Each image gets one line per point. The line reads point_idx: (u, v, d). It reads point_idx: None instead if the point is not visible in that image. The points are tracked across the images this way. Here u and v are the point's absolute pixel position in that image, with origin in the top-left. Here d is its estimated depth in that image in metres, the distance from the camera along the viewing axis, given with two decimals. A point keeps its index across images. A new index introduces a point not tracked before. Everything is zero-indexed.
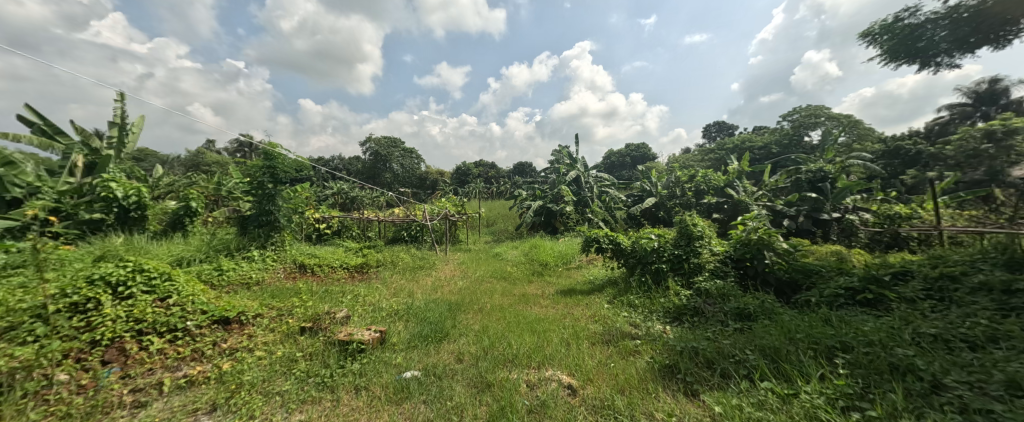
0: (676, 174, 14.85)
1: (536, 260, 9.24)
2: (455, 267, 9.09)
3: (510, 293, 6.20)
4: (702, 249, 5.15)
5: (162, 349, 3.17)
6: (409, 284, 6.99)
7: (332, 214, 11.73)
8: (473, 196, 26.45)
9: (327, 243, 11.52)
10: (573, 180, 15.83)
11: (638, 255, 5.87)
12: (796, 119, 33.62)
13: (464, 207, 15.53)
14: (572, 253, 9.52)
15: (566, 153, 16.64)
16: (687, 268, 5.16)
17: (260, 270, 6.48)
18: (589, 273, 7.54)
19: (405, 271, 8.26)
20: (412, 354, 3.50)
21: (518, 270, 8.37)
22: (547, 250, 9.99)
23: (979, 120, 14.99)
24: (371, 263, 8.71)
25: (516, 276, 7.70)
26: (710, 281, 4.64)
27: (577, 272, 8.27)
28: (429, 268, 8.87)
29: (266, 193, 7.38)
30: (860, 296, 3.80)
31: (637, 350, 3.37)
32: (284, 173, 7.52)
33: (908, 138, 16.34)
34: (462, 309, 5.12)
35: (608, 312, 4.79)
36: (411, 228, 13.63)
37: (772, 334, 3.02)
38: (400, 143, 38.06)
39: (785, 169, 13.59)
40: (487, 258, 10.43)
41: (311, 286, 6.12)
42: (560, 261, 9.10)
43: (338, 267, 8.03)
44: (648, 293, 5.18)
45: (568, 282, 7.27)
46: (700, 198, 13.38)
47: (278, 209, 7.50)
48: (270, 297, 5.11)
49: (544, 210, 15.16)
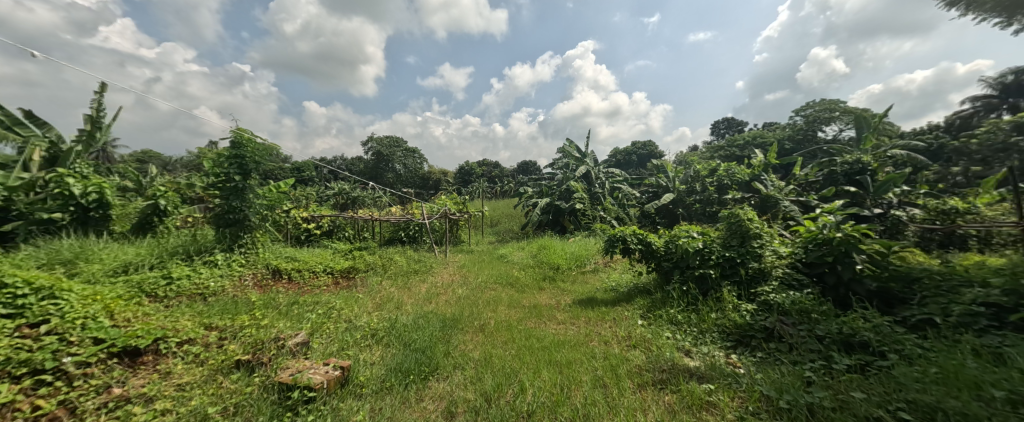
0: (695, 168, 13.73)
1: (546, 263, 8.17)
2: (455, 272, 8.04)
3: (519, 304, 5.16)
4: (762, 249, 4.05)
5: (12, 404, 2.16)
6: (399, 293, 5.96)
7: (322, 213, 10.69)
8: (476, 195, 25.42)
9: (316, 245, 10.53)
10: (583, 176, 14.75)
11: (675, 258, 4.78)
12: (809, 113, 32.24)
13: (466, 205, 14.51)
14: (586, 255, 8.44)
15: (575, 148, 15.58)
16: (745, 275, 4.05)
17: (221, 277, 5.45)
18: (611, 280, 6.46)
19: (397, 276, 7.25)
20: (382, 405, 2.46)
21: (525, 274, 7.31)
22: (558, 251, 8.90)
23: (1006, 112, 13.31)
24: (360, 267, 7.68)
25: (524, 282, 6.66)
26: (783, 293, 3.55)
27: (594, 277, 7.22)
28: (425, 272, 7.82)
29: (232, 186, 6.31)
30: (1012, 316, 2.70)
31: (711, 402, 2.30)
32: (254, 164, 6.48)
33: (927, 132, 15.41)
34: (460, 327, 4.08)
35: (646, 333, 3.73)
36: (409, 228, 12.65)
37: (933, 389, 1.95)
38: (401, 142, 37.14)
39: (817, 162, 12.65)
40: (490, 261, 9.36)
41: (278, 297, 5.09)
42: (574, 264, 8.03)
43: (321, 272, 7.01)
44: (695, 307, 4.10)
45: (585, 290, 6.21)
46: (723, 193, 12.25)
47: (250, 205, 6.45)
48: (219, 313, 4.09)
49: (552, 208, 14.10)
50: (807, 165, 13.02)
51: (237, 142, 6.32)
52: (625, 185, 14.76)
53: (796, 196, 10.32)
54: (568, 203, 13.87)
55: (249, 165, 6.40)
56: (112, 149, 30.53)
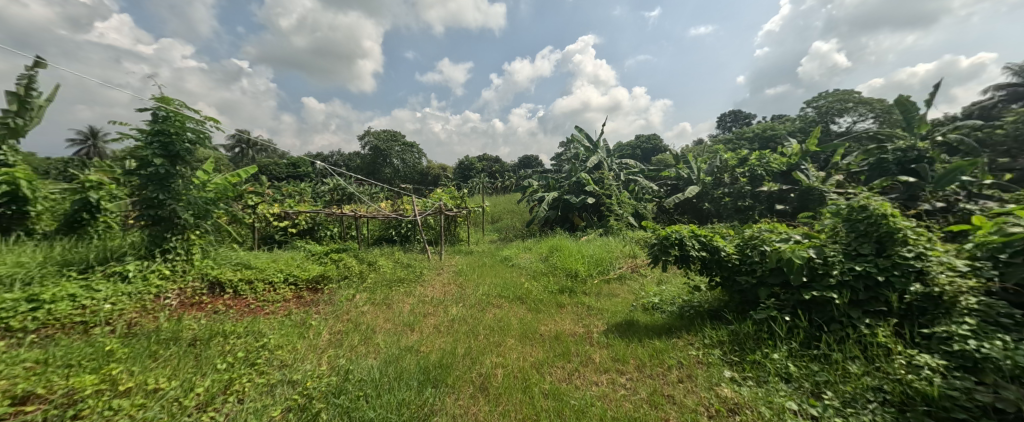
0: (721, 158, 12.21)
1: (562, 269, 6.70)
2: (450, 280, 6.55)
3: (537, 334, 3.71)
4: (926, 263, 2.56)
5: None
6: (375, 315, 4.51)
7: (298, 209, 9.24)
8: (476, 191, 23.98)
9: (289, 246, 9.06)
10: (595, 168, 13.33)
11: (763, 272, 3.30)
12: (822, 104, 30.65)
13: (465, 201, 13.07)
14: (608, 259, 6.99)
15: (584, 136, 14.12)
16: (898, 303, 2.58)
17: (127, 299, 3.99)
18: (650, 295, 5.01)
19: (377, 288, 5.78)
20: None
21: (538, 284, 5.84)
22: (574, 254, 7.42)
23: None
24: (332, 275, 6.20)
25: (537, 296, 5.21)
26: (999, 340, 2.08)
27: (622, 290, 5.78)
28: (413, 282, 6.34)
29: (151, 171, 4.70)
30: None
31: None
32: (182, 145, 4.87)
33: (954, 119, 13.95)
34: (450, 384, 2.67)
35: (757, 408, 2.27)
36: (401, 227, 11.28)
37: None
38: (400, 136, 35.66)
39: (861, 149, 11.18)
40: (493, 265, 7.92)
41: (199, 327, 3.64)
42: (594, 271, 6.57)
43: (279, 284, 5.54)
44: (819, 354, 2.63)
45: (617, 308, 4.75)
46: (756, 186, 10.76)
47: (181, 199, 4.95)
48: (72, 363, 2.62)
49: (561, 203, 12.69)
50: (847, 155, 11.51)
51: (162, 118, 4.81)
52: (641, 177, 13.30)
53: (815, 187, 9.38)
54: (579, 197, 12.47)
55: (182, 149, 4.86)
56: (102, 144, 29.31)
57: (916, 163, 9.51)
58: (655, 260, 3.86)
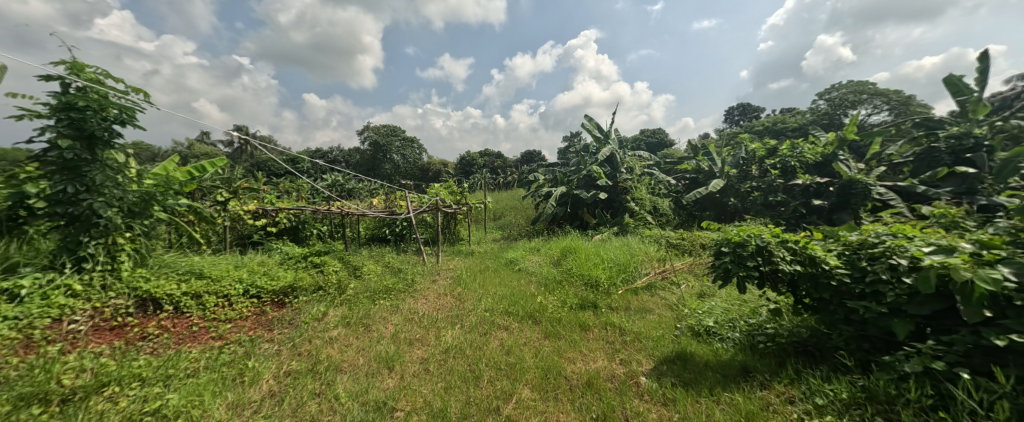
0: (747, 148, 11.10)
1: (579, 277, 5.64)
2: (446, 290, 5.49)
3: (561, 380, 2.75)
4: None
5: None
6: (346, 343, 3.48)
7: (279, 206, 8.20)
8: (478, 187, 22.98)
9: (265, 248, 7.99)
10: (607, 160, 12.26)
11: (898, 297, 2.27)
12: (836, 96, 29.43)
13: (466, 196, 12.01)
14: (633, 265, 5.93)
15: (595, 126, 13.04)
16: None
17: (6, 327, 2.96)
18: (697, 313, 3.97)
19: (356, 302, 4.75)
20: None
21: (553, 296, 4.79)
22: (591, 257, 6.37)
23: None
24: (304, 283, 5.14)
25: (552, 313, 4.19)
26: None
27: (656, 303, 4.75)
28: (402, 292, 5.29)
29: (55, 157, 3.62)
30: None
31: None
32: (97, 126, 3.78)
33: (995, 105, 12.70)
34: None
35: None
36: (396, 225, 10.27)
37: None
38: (400, 131, 34.57)
39: (903, 138, 10.09)
40: (496, 269, 6.90)
41: (90, 375, 2.61)
42: (618, 279, 5.52)
43: (236, 298, 4.53)
44: None
45: (658, 330, 3.71)
46: (788, 179, 9.72)
47: (103, 193, 3.87)
48: None
49: (570, 199, 11.62)
50: (887, 145, 10.42)
51: (78, 91, 3.78)
52: (657, 170, 12.24)
53: (858, 179, 8.58)
54: (590, 192, 11.42)
55: (109, 133, 3.86)
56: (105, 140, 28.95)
57: (973, 152, 8.44)
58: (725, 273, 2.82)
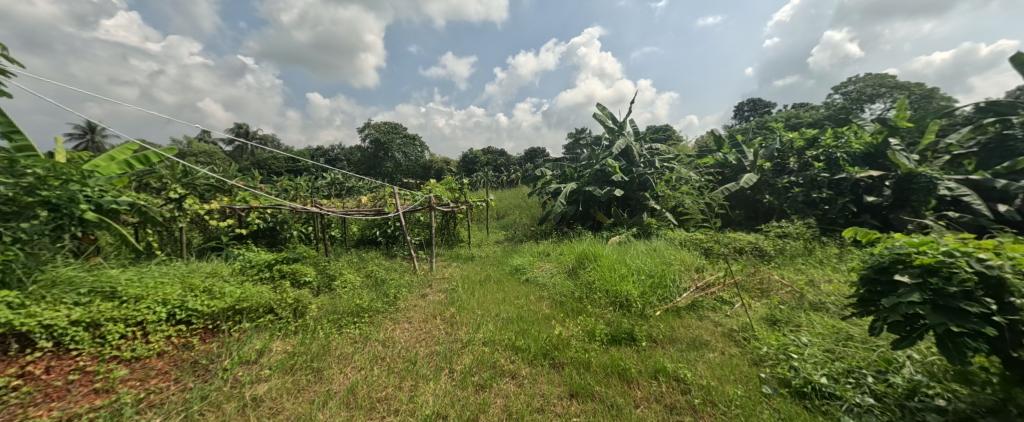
0: (782, 138, 9.90)
1: (604, 294, 4.49)
2: (436, 310, 4.32)
3: None
4: None
5: None
6: (275, 412, 2.42)
7: (250, 204, 7.03)
8: (479, 186, 21.86)
9: (210, 258, 6.47)
10: (621, 154, 11.10)
11: None
12: (854, 89, 27.98)
13: (467, 193, 10.89)
14: (669, 276, 4.76)
15: (609, 115, 11.84)
16: None
17: None
18: (784, 354, 2.84)
19: (313, 329, 3.62)
20: None
21: (574, 324, 3.65)
22: (615, 265, 5.22)
23: None
24: (249, 299, 3.96)
25: (575, 351, 3.07)
26: None
27: (711, 332, 3.59)
28: (380, 314, 4.14)
29: None
30: None
31: None
32: None
33: None
34: None
35: None
36: (387, 225, 9.16)
37: None
38: (400, 127, 33.44)
39: (963, 126, 8.84)
40: (499, 279, 5.76)
41: None
42: (654, 297, 4.36)
43: (151, 327, 3.40)
44: None
45: (735, 385, 2.56)
46: (834, 172, 8.53)
47: None
48: None
49: (581, 196, 10.47)
50: (942, 135, 9.16)
51: None
52: (678, 163, 11.05)
53: (921, 171, 7.36)
54: (604, 188, 10.26)
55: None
56: (97, 137, 28.04)
57: None
58: (904, 325, 2.06)
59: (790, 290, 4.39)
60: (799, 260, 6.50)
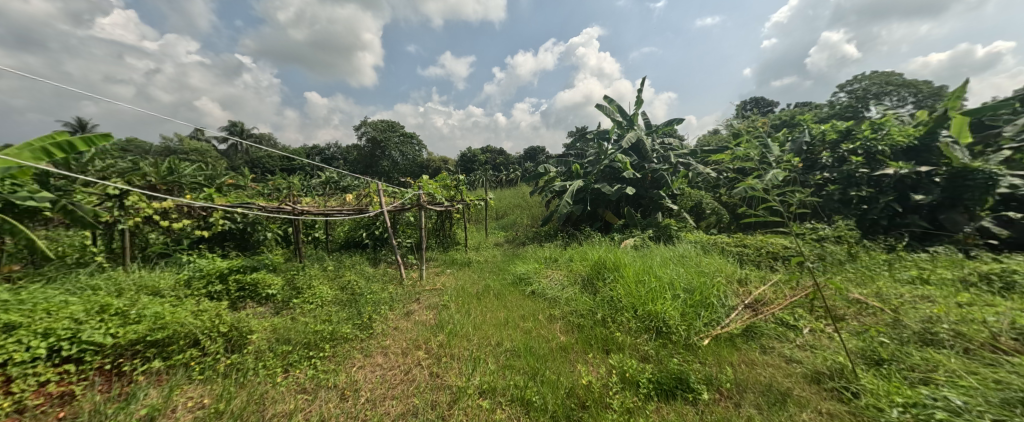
0: (810, 131, 9.01)
1: (634, 315, 3.54)
2: (420, 337, 3.35)
3: None
4: None
5: None
6: None
7: (218, 199, 6.13)
8: (480, 185, 20.93)
9: (161, 265, 5.52)
10: (632, 148, 10.14)
11: None
12: (865, 86, 27.12)
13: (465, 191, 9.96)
14: (713, 291, 3.79)
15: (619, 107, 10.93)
16: None
17: None
18: None
19: (251, 373, 2.66)
20: None
21: (603, 366, 2.72)
22: (643, 275, 4.25)
23: None
24: (169, 325, 2.97)
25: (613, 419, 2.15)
26: None
27: (790, 374, 2.63)
28: (347, 343, 3.17)
29: None
30: None
31: None
32: None
33: None
34: None
35: None
36: (375, 226, 8.18)
37: None
38: (398, 125, 32.48)
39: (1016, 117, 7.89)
40: (501, 291, 4.80)
41: None
42: (698, 320, 3.42)
43: (16, 373, 2.42)
44: None
45: None
46: (873, 168, 7.63)
47: None
48: None
49: (588, 195, 9.46)
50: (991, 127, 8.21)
51: None
52: (695, 159, 10.13)
53: (978, 166, 6.41)
54: (614, 186, 9.29)
55: None
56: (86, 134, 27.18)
57: None
58: None
59: (871, 313, 3.43)
60: (846, 267, 5.58)
